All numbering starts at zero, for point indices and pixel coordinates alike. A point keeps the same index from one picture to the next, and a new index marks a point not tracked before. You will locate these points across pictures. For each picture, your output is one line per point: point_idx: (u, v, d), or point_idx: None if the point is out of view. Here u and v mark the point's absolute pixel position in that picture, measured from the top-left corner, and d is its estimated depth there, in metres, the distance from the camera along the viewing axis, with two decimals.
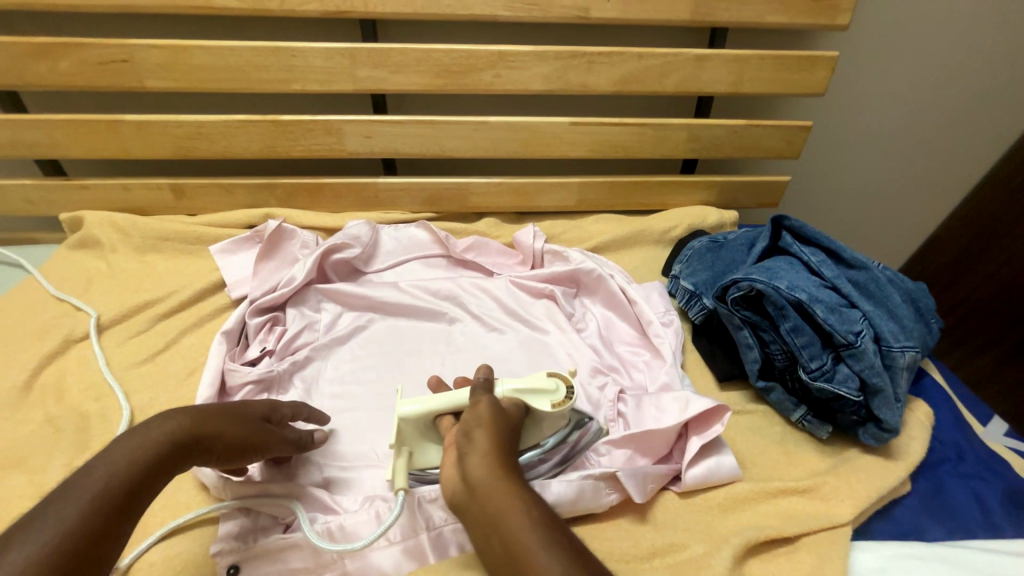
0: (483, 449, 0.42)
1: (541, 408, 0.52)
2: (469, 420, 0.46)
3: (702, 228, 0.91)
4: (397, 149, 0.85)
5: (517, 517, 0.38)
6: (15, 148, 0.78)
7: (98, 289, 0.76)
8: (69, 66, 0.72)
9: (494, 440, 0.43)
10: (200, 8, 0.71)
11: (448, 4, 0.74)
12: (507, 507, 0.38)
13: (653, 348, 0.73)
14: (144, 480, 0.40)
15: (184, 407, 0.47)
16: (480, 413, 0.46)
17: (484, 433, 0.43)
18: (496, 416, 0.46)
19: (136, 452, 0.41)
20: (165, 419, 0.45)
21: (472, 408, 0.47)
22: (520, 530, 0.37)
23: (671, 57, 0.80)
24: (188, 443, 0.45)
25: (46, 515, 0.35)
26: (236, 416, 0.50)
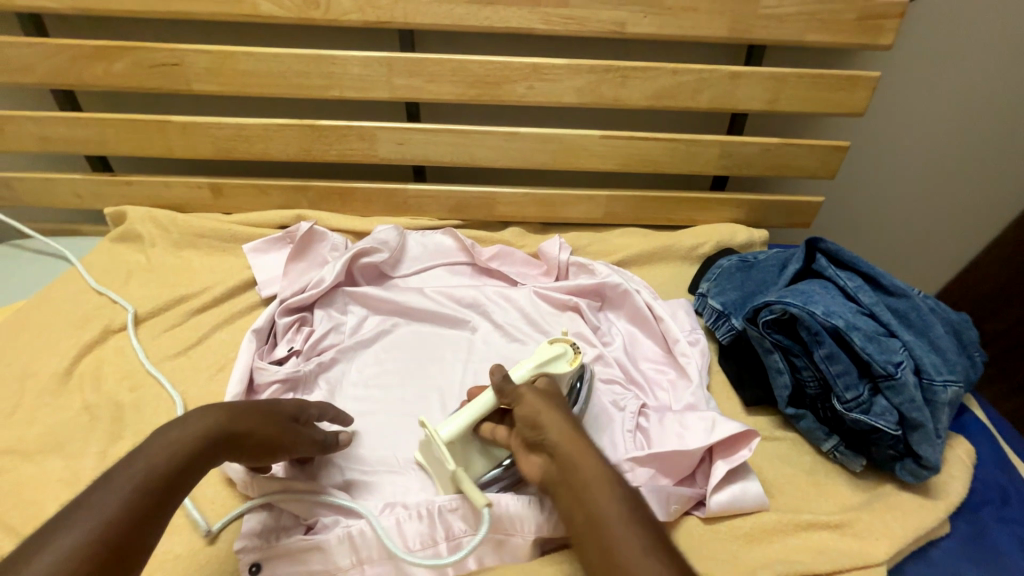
0: (560, 433, 0.47)
1: (564, 372, 0.58)
2: (531, 411, 0.49)
3: (731, 245, 0.90)
4: (428, 156, 0.86)
5: (600, 492, 0.43)
6: (68, 143, 0.82)
7: (136, 282, 0.79)
8: (124, 68, 0.76)
9: (564, 423, 0.49)
10: (248, 15, 0.73)
11: (486, 16, 0.75)
12: (592, 481, 0.44)
13: (679, 367, 0.72)
14: (176, 481, 0.41)
15: (216, 404, 0.48)
16: (537, 403, 0.50)
17: (554, 421, 0.48)
18: (556, 406, 0.50)
19: (169, 452, 0.42)
20: (195, 419, 0.45)
21: (524, 401, 0.50)
22: (601, 502, 0.43)
23: (705, 73, 0.80)
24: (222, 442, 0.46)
25: (69, 520, 0.35)
26: (269, 416, 0.51)
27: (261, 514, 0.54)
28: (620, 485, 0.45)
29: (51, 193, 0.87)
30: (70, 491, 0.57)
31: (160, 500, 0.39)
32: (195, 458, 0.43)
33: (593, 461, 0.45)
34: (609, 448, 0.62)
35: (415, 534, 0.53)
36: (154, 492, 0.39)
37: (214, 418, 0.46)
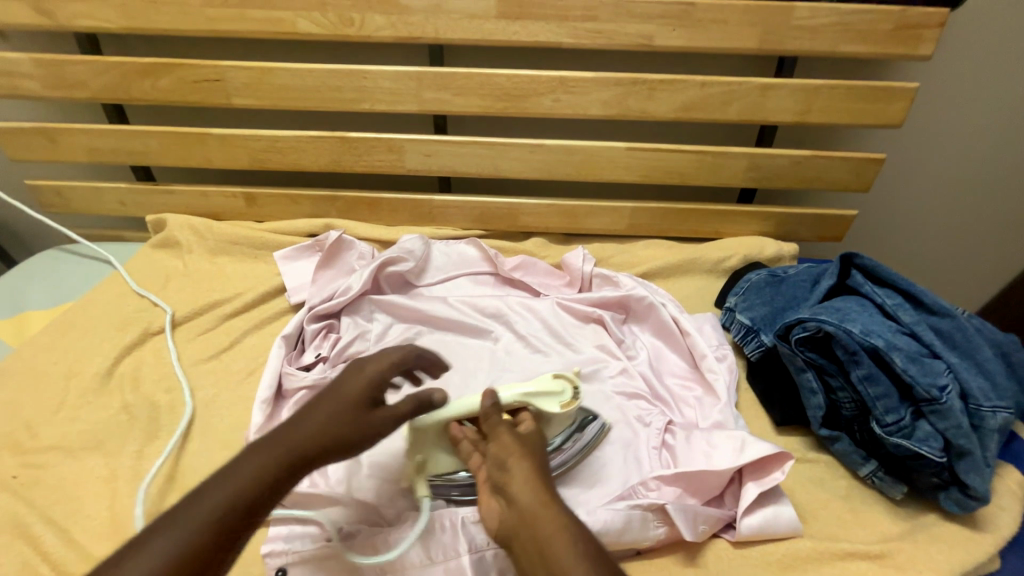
0: (523, 477, 0.45)
1: (551, 411, 0.55)
2: (499, 452, 0.48)
3: (759, 259, 0.88)
4: (453, 167, 0.87)
5: (561, 547, 0.40)
6: (116, 154, 0.87)
7: (174, 286, 0.82)
8: (169, 84, 0.80)
9: (532, 466, 0.47)
10: (285, 33, 0.76)
11: (515, 31, 0.76)
12: (552, 534, 0.41)
13: (705, 384, 0.70)
14: (247, 515, 0.39)
15: (292, 417, 0.45)
16: (507, 444, 0.49)
17: (520, 465, 0.46)
18: (528, 448, 0.48)
19: (236, 486, 0.40)
20: (262, 449, 0.42)
21: (497, 441, 0.50)
22: (562, 558, 0.40)
23: (735, 85, 0.79)
24: (295, 463, 0.42)
25: (153, 541, 0.36)
26: (340, 415, 0.45)
27: (286, 521, 0.54)
28: (584, 540, 0.41)
29: (98, 201, 0.92)
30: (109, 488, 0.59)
31: (232, 537, 0.38)
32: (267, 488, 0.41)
33: (553, 510, 0.43)
34: (633, 465, 0.62)
35: (438, 544, 0.53)
36: (226, 528, 0.38)
37: (283, 442, 0.43)
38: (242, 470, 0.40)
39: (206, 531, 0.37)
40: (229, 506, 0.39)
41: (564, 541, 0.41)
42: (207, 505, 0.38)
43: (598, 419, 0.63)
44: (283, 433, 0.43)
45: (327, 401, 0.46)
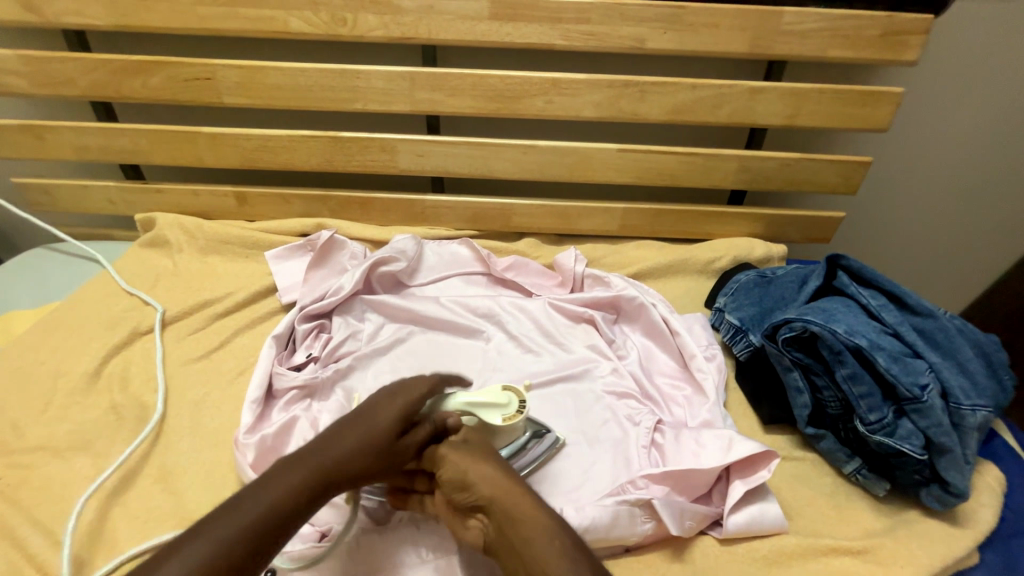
0: (485, 487, 0.48)
1: (491, 422, 0.56)
2: (454, 472, 0.49)
3: (748, 260, 0.89)
4: (446, 167, 0.87)
5: (535, 541, 0.43)
6: (105, 152, 0.86)
7: (163, 286, 0.81)
8: (160, 82, 0.79)
9: (492, 473, 0.49)
10: (278, 32, 0.76)
11: (508, 32, 0.76)
12: (525, 533, 0.43)
13: (695, 383, 0.71)
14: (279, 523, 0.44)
15: (324, 439, 0.49)
16: (460, 462, 0.50)
17: (479, 478, 0.48)
18: (483, 459, 0.50)
19: (272, 495, 0.44)
20: (299, 462, 0.47)
21: (449, 462, 0.51)
22: (539, 552, 0.42)
23: (725, 88, 0.80)
24: (325, 480, 0.47)
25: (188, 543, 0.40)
26: (369, 442, 0.50)
27: None
28: (557, 528, 0.44)
29: (87, 199, 0.91)
30: (95, 489, 0.58)
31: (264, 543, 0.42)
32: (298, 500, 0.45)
33: (528, 507, 0.45)
34: (622, 464, 0.62)
35: (430, 542, 0.54)
36: (261, 533, 0.42)
37: (316, 458, 0.48)
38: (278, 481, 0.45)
39: (243, 538, 0.41)
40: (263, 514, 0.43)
41: (537, 534, 0.43)
42: (244, 511, 0.43)
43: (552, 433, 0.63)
44: (319, 452, 0.48)
45: (362, 424, 0.51)
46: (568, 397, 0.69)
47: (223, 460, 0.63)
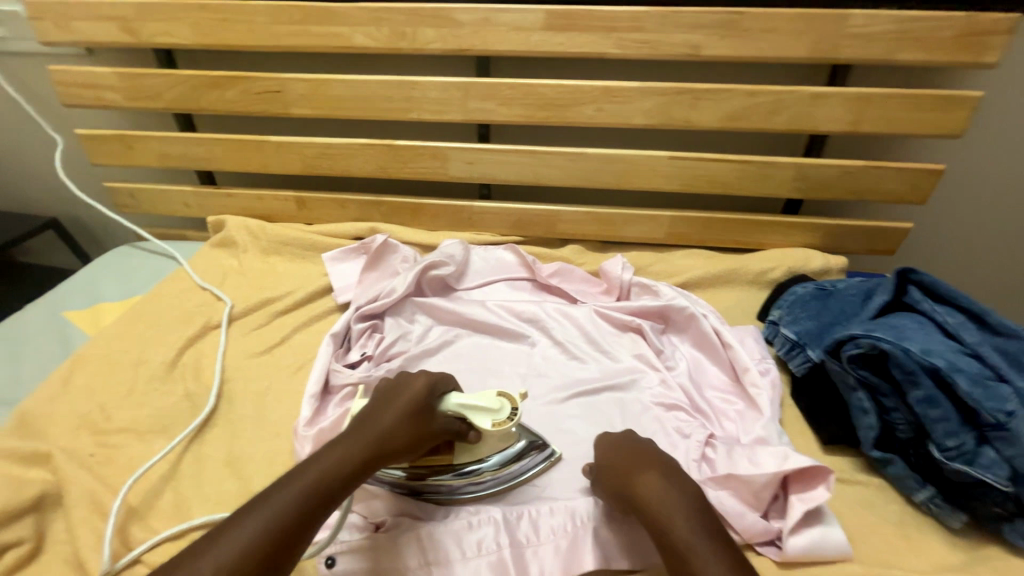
0: (628, 479, 0.50)
1: (480, 426, 0.56)
2: (604, 466, 0.54)
3: (804, 271, 0.85)
4: (495, 174, 0.89)
5: (680, 523, 0.45)
6: (184, 160, 0.93)
7: (232, 284, 0.87)
8: (235, 95, 0.86)
9: (634, 467, 0.51)
10: (342, 47, 0.81)
11: (561, 42, 0.77)
12: (664, 518, 0.46)
13: (748, 398, 0.69)
14: (314, 507, 0.46)
15: (363, 425, 0.54)
16: (604, 459, 0.54)
17: (621, 472, 0.51)
18: (621, 454, 0.54)
19: (320, 471, 0.49)
20: (342, 444, 0.52)
21: (599, 456, 0.55)
22: (682, 532, 0.45)
23: (784, 94, 0.77)
24: (363, 459, 0.51)
25: (251, 510, 0.45)
26: (398, 431, 0.54)
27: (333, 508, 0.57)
28: (698, 514, 0.46)
29: (167, 202, 0.99)
30: (171, 469, 0.63)
31: (301, 524, 0.45)
32: (339, 479, 0.49)
33: (663, 499, 0.47)
34: None
35: (484, 536, 0.54)
36: (304, 511, 0.46)
37: (354, 442, 0.52)
38: (312, 468, 0.49)
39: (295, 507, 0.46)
40: (302, 497, 0.46)
41: (681, 517, 0.46)
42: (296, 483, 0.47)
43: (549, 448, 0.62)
44: (347, 443, 0.52)
45: (383, 419, 0.54)
46: (615, 406, 0.69)
47: (282, 450, 0.66)
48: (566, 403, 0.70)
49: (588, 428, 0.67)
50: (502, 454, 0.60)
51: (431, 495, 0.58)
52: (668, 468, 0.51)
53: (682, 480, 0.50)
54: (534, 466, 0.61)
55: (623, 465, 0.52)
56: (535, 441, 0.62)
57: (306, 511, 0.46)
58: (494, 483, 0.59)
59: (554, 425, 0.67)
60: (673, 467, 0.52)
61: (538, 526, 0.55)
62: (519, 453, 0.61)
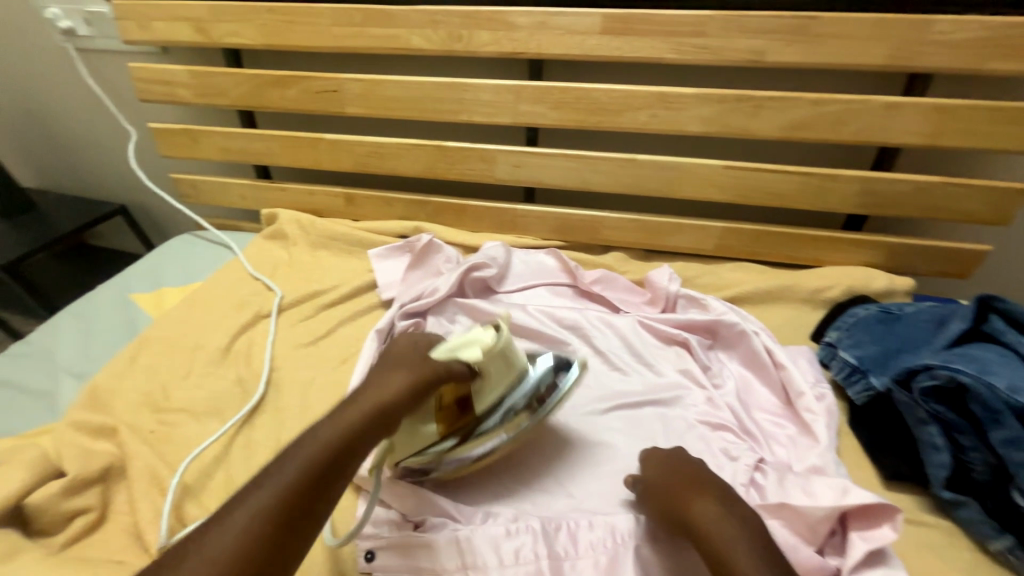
0: (680, 501, 0.49)
1: (474, 353, 0.54)
2: (653, 486, 0.53)
3: (866, 292, 0.80)
4: (541, 178, 0.88)
5: (738, 552, 0.43)
6: (244, 154, 0.98)
7: (282, 275, 0.90)
8: (294, 94, 0.89)
9: (686, 489, 0.50)
10: (398, 48, 0.82)
11: (617, 46, 0.76)
12: (721, 546, 0.44)
13: (801, 424, 0.66)
14: (307, 485, 0.45)
15: (361, 396, 0.52)
16: (653, 479, 0.53)
17: (672, 493, 0.50)
18: (671, 475, 0.52)
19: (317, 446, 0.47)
20: (339, 417, 0.49)
21: (647, 476, 0.55)
22: (741, 562, 0.43)
23: (855, 103, 0.73)
24: (360, 432, 0.49)
25: (253, 488, 0.44)
26: (395, 399, 0.51)
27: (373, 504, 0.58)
28: (758, 545, 0.44)
29: (225, 194, 1.04)
30: (223, 452, 0.66)
31: (299, 501, 0.44)
32: (335, 453, 0.47)
33: (719, 526, 0.46)
34: None
35: (521, 546, 0.53)
36: (300, 488, 0.44)
37: (351, 413, 0.50)
38: (306, 446, 0.47)
39: (292, 484, 0.44)
40: (298, 476, 0.45)
41: (739, 546, 0.44)
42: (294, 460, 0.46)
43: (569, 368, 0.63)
44: (341, 415, 0.49)
45: (375, 389, 0.52)
46: (657, 422, 0.67)
47: None
48: (606, 415, 0.68)
49: (629, 442, 0.65)
50: (521, 388, 0.59)
51: (473, 454, 0.58)
52: (721, 496, 0.49)
53: (742, 511, 0.48)
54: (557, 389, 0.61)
55: (672, 488, 0.51)
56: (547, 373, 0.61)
57: (298, 494, 0.44)
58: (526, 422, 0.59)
59: (594, 436, 0.66)
60: (726, 493, 0.50)
61: (576, 539, 0.54)
62: (537, 386, 0.60)
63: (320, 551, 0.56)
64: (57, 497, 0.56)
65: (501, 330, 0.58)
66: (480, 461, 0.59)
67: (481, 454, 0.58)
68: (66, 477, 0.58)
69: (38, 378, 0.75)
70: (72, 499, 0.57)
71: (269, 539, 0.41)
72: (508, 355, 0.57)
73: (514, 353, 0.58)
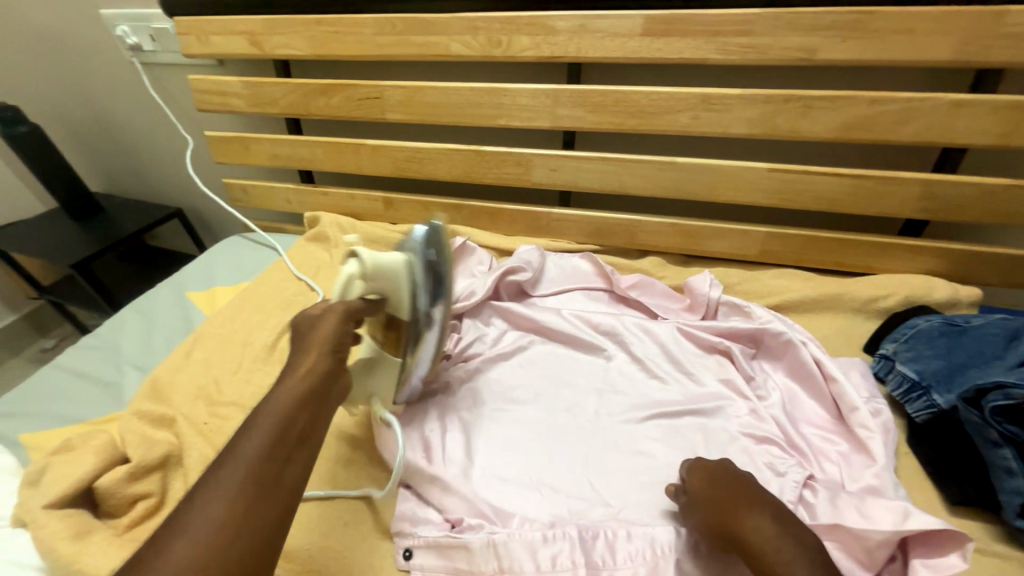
0: (730, 514, 0.48)
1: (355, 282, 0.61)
2: (699, 496, 0.52)
3: (925, 302, 0.75)
4: (577, 182, 0.88)
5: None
6: (290, 160, 1.02)
7: (324, 276, 0.94)
8: (338, 101, 0.92)
9: (737, 502, 0.48)
10: (439, 56, 0.84)
11: (658, 48, 0.75)
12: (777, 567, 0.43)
13: (854, 440, 0.62)
14: (275, 454, 0.45)
15: (288, 372, 0.52)
16: (699, 488, 0.52)
17: (718, 504, 0.49)
18: (719, 485, 0.51)
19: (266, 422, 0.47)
20: (273, 395, 0.49)
21: (692, 482, 0.53)
22: None
23: (917, 101, 0.69)
24: (307, 395, 0.50)
25: (208, 486, 0.42)
26: (325, 363, 0.53)
27: (411, 501, 0.60)
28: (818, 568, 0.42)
29: (272, 198, 1.09)
30: None
31: (272, 467, 0.44)
32: (292, 418, 0.48)
33: (776, 546, 0.44)
34: None
35: (559, 554, 0.52)
36: (264, 458, 0.44)
37: (286, 385, 0.50)
38: (238, 451, 0.44)
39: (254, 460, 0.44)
40: (242, 479, 0.42)
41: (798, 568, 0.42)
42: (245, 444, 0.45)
43: (434, 235, 0.61)
44: (280, 389, 0.50)
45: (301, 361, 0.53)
46: (697, 433, 0.65)
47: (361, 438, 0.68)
48: (644, 423, 0.67)
49: (668, 452, 0.63)
50: (415, 282, 0.60)
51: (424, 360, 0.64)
52: (777, 514, 0.47)
53: (799, 530, 0.46)
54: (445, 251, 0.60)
55: (720, 500, 0.49)
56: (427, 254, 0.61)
57: (268, 464, 0.44)
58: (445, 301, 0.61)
59: (630, 444, 0.65)
60: (782, 510, 0.48)
61: (614, 549, 0.53)
62: (426, 267, 0.60)
63: (360, 546, 0.57)
64: (123, 481, 0.60)
65: (364, 254, 0.61)
66: (441, 345, 0.65)
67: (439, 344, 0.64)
68: (131, 463, 0.61)
69: (105, 370, 0.80)
70: (135, 485, 0.61)
71: (253, 520, 0.41)
72: (382, 269, 0.61)
73: (389, 262, 0.61)
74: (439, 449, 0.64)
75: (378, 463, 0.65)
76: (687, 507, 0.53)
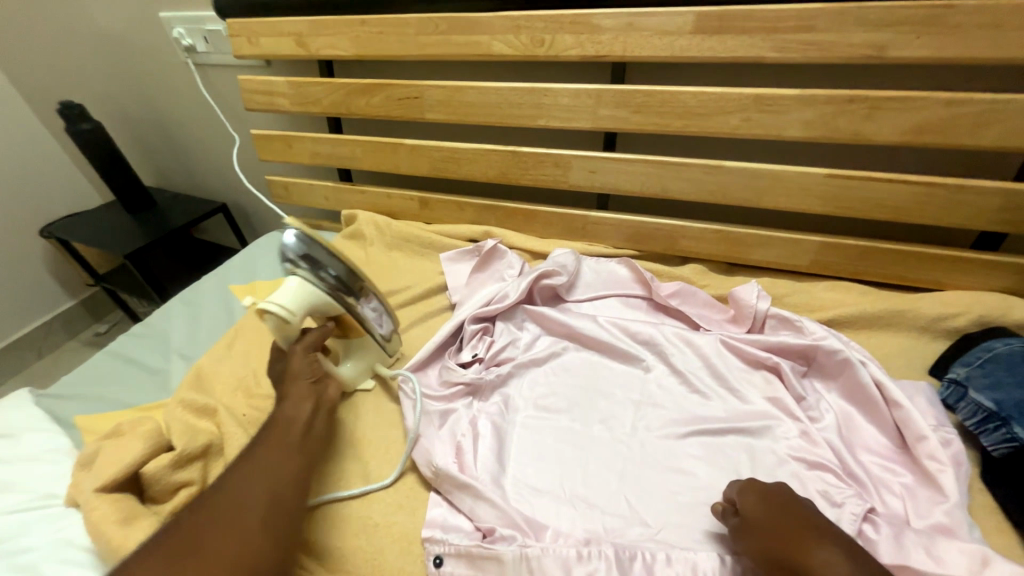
0: (788, 540, 0.45)
1: (286, 327, 0.61)
2: (753, 519, 0.48)
3: (1001, 323, 0.69)
4: (617, 185, 0.85)
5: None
6: (330, 159, 1.04)
7: None
8: (379, 101, 0.93)
9: (797, 529, 0.45)
10: (481, 55, 0.83)
11: (710, 46, 0.71)
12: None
13: (918, 471, 0.57)
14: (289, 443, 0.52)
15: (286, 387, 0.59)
16: (753, 512, 0.49)
17: (776, 530, 0.46)
18: (775, 508, 0.48)
19: (277, 423, 0.54)
20: (278, 409, 0.56)
21: (745, 505, 0.50)
22: None
23: (1001, 103, 0.62)
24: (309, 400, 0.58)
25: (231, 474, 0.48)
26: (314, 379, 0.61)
27: (441, 506, 0.59)
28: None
29: (311, 195, 1.11)
30: None
31: (288, 451, 0.51)
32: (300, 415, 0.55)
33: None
34: None
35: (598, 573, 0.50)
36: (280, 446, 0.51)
37: (291, 392, 0.58)
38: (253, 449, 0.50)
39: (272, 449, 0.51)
40: (264, 462, 0.49)
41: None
42: (261, 441, 0.51)
43: (287, 236, 0.61)
44: (287, 398, 0.57)
45: (295, 376, 0.60)
46: (742, 453, 0.61)
47: (391, 437, 0.67)
48: (684, 440, 0.64)
49: (710, 472, 0.60)
50: (307, 277, 0.61)
51: (374, 317, 0.68)
52: (846, 546, 0.43)
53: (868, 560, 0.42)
54: (307, 236, 0.62)
55: (777, 524, 0.46)
56: (289, 259, 0.61)
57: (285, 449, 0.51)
58: (342, 270, 0.63)
59: (669, 461, 0.62)
60: (847, 540, 0.44)
61: (653, 573, 0.50)
62: (302, 263, 0.61)
63: (390, 548, 0.56)
64: (167, 469, 0.61)
65: (271, 307, 0.59)
66: (377, 302, 0.69)
67: (374, 303, 0.68)
68: (175, 451, 0.62)
69: (153, 359, 0.84)
70: (179, 472, 0.62)
71: (284, 488, 0.48)
72: (296, 306, 0.60)
73: (295, 293, 0.60)
74: (469, 455, 0.62)
75: (396, 454, 0.66)
76: (739, 532, 0.49)
